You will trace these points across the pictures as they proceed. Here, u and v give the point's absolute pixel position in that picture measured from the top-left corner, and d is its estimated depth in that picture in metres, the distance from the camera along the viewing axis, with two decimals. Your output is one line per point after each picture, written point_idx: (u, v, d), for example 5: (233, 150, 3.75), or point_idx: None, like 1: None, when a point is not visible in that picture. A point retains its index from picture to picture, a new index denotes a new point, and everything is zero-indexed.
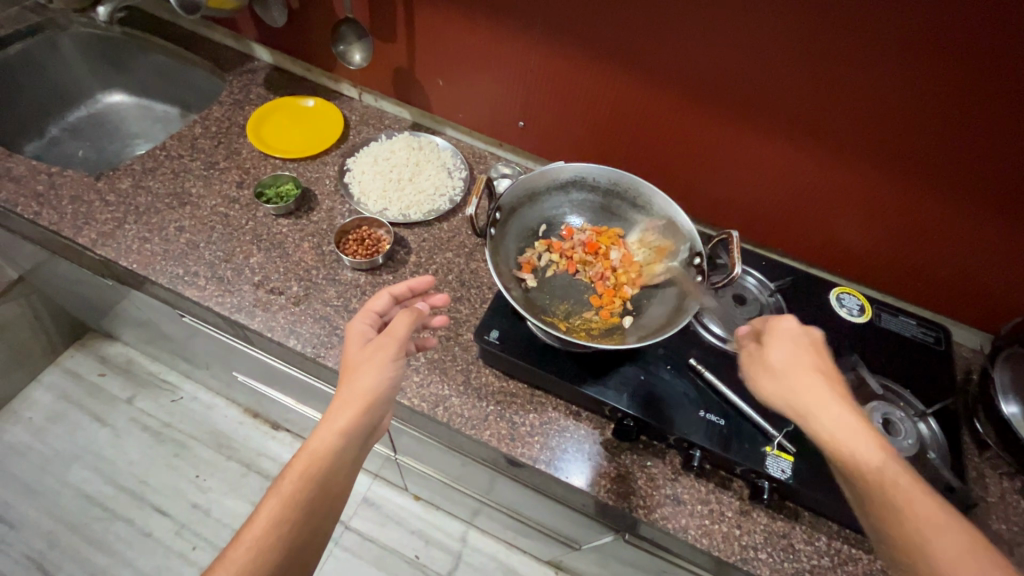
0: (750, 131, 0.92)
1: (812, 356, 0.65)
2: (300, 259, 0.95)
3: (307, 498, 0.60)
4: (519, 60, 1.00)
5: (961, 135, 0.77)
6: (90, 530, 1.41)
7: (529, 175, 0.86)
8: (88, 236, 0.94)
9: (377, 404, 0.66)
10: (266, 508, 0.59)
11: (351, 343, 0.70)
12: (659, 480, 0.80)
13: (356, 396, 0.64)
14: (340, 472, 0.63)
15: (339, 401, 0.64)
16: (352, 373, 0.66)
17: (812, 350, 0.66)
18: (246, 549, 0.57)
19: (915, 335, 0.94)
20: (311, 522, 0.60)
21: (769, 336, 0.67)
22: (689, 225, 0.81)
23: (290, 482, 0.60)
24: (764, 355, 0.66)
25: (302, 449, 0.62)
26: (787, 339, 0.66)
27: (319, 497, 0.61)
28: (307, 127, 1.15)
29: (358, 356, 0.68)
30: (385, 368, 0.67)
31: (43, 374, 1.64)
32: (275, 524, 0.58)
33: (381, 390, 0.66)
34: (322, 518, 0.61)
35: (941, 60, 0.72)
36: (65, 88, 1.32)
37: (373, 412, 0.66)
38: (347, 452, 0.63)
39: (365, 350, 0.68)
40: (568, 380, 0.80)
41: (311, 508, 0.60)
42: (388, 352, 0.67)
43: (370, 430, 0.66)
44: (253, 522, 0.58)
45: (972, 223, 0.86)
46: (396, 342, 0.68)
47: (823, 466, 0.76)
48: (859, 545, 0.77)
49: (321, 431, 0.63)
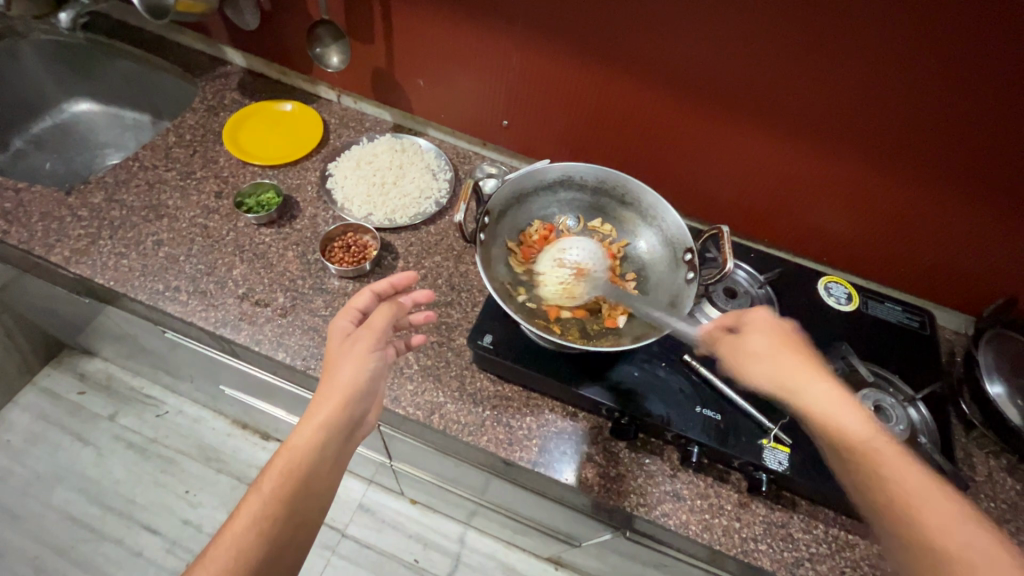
0: (733, 126, 0.92)
1: (779, 341, 0.69)
2: (285, 269, 0.93)
3: (288, 493, 0.59)
4: (501, 58, 0.99)
5: (942, 123, 0.78)
6: (78, 553, 1.37)
7: (516, 176, 0.84)
8: (61, 254, 0.90)
9: (356, 397, 0.65)
10: (248, 507, 0.58)
11: (331, 339, 0.69)
12: (658, 477, 0.80)
13: (335, 390, 0.63)
14: (322, 468, 0.62)
15: (320, 397, 0.63)
16: (331, 369, 0.65)
17: (782, 335, 0.70)
18: (226, 548, 0.56)
19: (901, 321, 0.95)
20: (294, 517, 0.59)
21: (746, 325, 0.71)
22: (679, 222, 0.81)
23: (271, 479, 0.60)
24: (744, 344, 0.69)
25: (283, 446, 0.61)
26: (765, 324, 0.70)
27: (301, 492, 0.60)
28: (285, 132, 1.12)
29: (337, 352, 0.67)
30: (363, 361, 0.66)
31: (19, 395, 1.59)
32: (255, 520, 0.58)
33: (361, 383, 0.65)
34: (306, 515, 0.60)
35: (923, 49, 0.73)
36: (28, 98, 1.26)
37: (354, 405, 0.65)
38: (327, 447, 0.62)
39: (344, 345, 0.67)
40: (564, 382, 0.80)
41: (291, 504, 0.59)
42: (366, 345, 0.66)
43: (350, 425, 0.65)
44: (234, 521, 0.58)
45: (952, 210, 0.87)
46: (374, 335, 0.67)
47: (819, 457, 0.77)
48: (855, 530, 0.78)
49: (300, 428, 0.62)
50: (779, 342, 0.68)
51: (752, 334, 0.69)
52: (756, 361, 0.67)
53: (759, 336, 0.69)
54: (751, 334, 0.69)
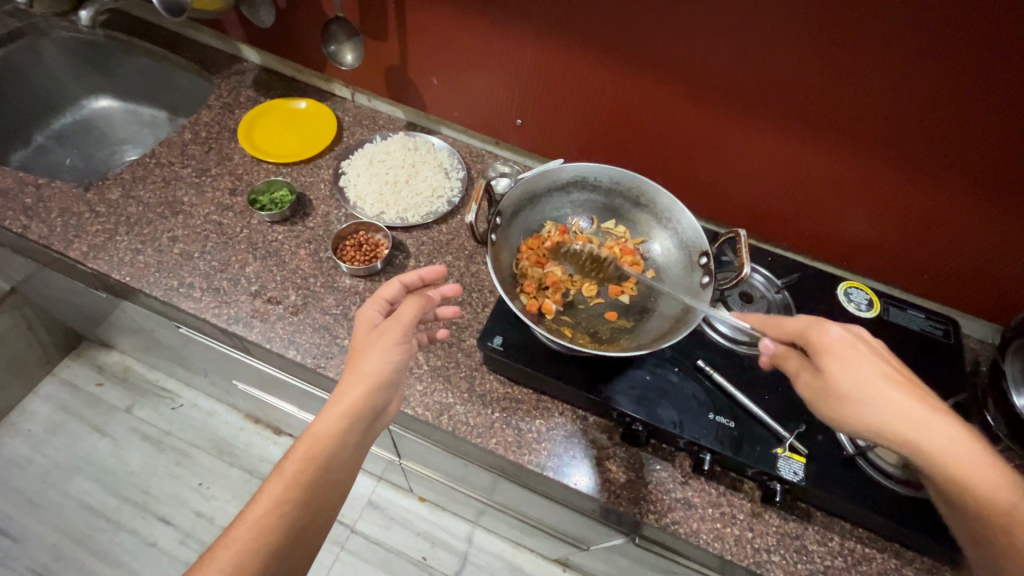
0: (751, 126, 0.90)
1: (869, 369, 0.59)
2: (297, 267, 0.93)
3: (308, 480, 0.59)
4: (515, 56, 0.98)
5: (970, 123, 0.75)
6: (94, 542, 1.40)
7: (529, 176, 0.82)
8: (79, 249, 0.91)
9: (381, 388, 0.64)
10: (268, 489, 0.59)
11: (359, 327, 0.68)
12: (669, 485, 0.78)
13: (361, 378, 0.63)
14: (343, 457, 0.62)
15: (345, 383, 0.63)
16: (358, 356, 0.65)
17: (866, 355, 0.60)
18: (246, 529, 0.56)
19: (924, 329, 0.92)
20: (311, 504, 0.59)
21: (824, 357, 0.61)
22: (694, 223, 0.79)
23: (293, 464, 0.60)
24: (835, 385, 0.59)
25: (306, 431, 0.61)
26: (853, 349, 0.60)
27: (321, 479, 0.60)
28: (299, 130, 1.12)
29: (364, 340, 0.66)
30: (389, 351, 0.65)
31: (40, 386, 1.62)
32: (275, 504, 0.58)
33: (386, 373, 0.65)
34: (325, 501, 0.60)
35: (953, 46, 0.70)
36: (50, 95, 1.28)
37: (378, 396, 0.64)
38: (350, 437, 0.62)
39: (371, 334, 0.66)
40: (575, 386, 0.79)
41: (311, 491, 0.59)
42: (393, 336, 0.66)
43: (374, 415, 0.65)
44: (255, 502, 0.58)
45: (979, 215, 0.84)
46: (401, 327, 0.67)
47: (835, 467, 0.75)
48: (873, 544, 0.76)
49: (324, 415, 0.61)
50: (876, 369, 0.59)
51: (842, 370, 0.59)
52: (863, 404, 0.57)
53: (852, 367, 0.59)
54: (848, 369, 0.59)
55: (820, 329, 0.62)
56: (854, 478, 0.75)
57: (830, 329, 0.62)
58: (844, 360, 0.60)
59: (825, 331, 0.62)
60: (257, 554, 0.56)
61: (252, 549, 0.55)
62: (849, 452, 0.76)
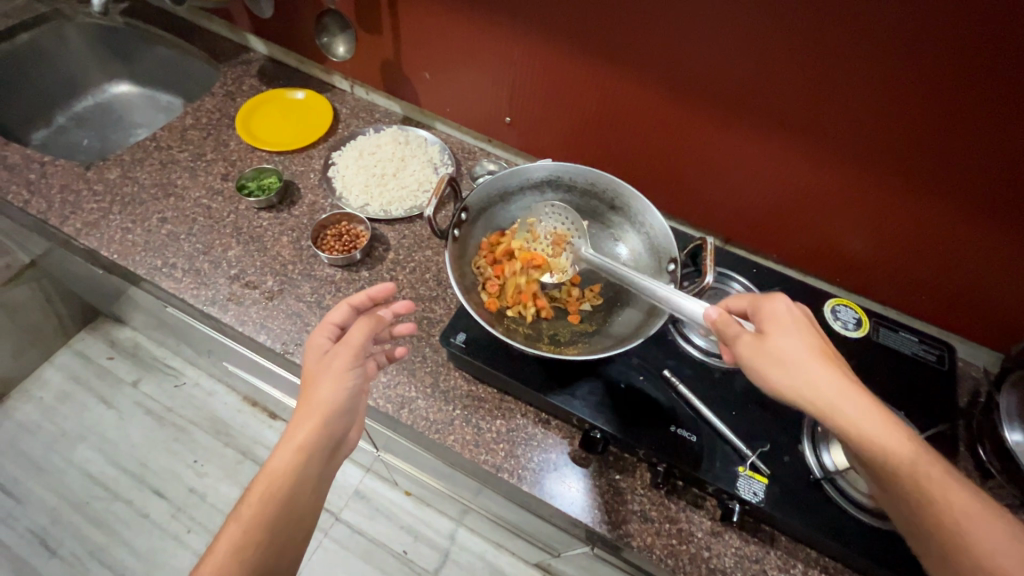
0: (738, 132, 0.87)
1: (808, 340, 0.59)
2: (278, 254, 0.95)
3: (267, 520, 0.60)
4: (504, 53, 0.97)
5: (964, 137, 0.71)
6: (91, 509, 1.46)
7: (501, 172, 0.81)
8: (73, 225, 0.95)
9: (337, 416, 0.65)
10: (227, 535, 0.59)
11: (309, 356, 0.68)
12: (627, 496, 0.76)
13: (315, 410, 0.63)
14: (302, 491, 0.62)
15: (298, 418, 0.63)
16: (310, 387, 0.66)
17: (808, 331, 0.60)
18: None
19: (916, 353, 0.87)
20: (272, 544, 0.60)
21: (770, 324, 0.60)
22: (665, 228, 0.77)
23: (251, 507, 0.60)
24: (772, 348, 0.58)
25: (262, 470, 0.62)
26: (796, 324, 0.60)
27: (281, 517, 0.61)
28: (296, 119, 1.14)
29: (315, 369, 0.67)
30: (342, 379, 0.66)
31: (55, 355, 1.70)
32: (236, 550, 0.58)
33: (341, 401, 0.65)
34: (288, 538, 0.62)
35: (940, 56, 0.66)
36: (72, 78, 1.34)
37: (334, 423, 0.65)
38: (307, 469, 0.63)
39: (322, 362, 0.67)
40: (534, 388, 0.77)
41: (271, 531, 0.60)
42: (344, 363, 0.66)
43: (332, 444, 0.65)
44: (216, 550, 0.59)
45: (976, 236, 0.80)
46: (352, 350, 0.67)
47: (800, 491, 0.72)
48: (838, 574, 0.72)
49: (279, 451, 0.62)
50: (812, 344, 0.58)
51: (782, 337, 0.58)
52: (797, 368, 0.56)
53: (785, 336, 0.58)
54: (781, 336, 0.58)
55: (768, 301, 0.62)
56: (819, 503, 0.71)
57: (780, 302, 0.62)
58: (786, 332, 0.59)
59: (775, 303, 0.62)
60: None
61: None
62: (816, 476, 0.73)
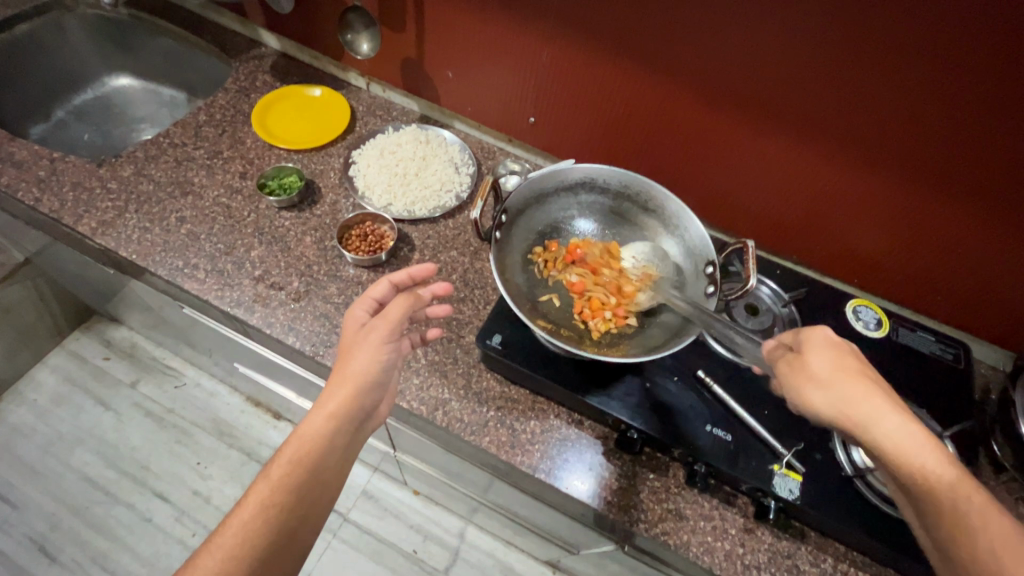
0: (759, 134, 0.88)
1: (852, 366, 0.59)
2: (302, 254, 0.93)
3: (295, 482, 0.59)
4: (530, 51, 0.97)
5: (983, 142, 0.73)
6: (91, 514, 1.42)
7: (538, 175, 0.84)
8: (88, 224, 0.92)
9: (369, 388, 0.64)
10: (254, 492, 0.58)
11: (346, 329, 0.67)
12: (661, 494, 0.77)
13: (349, 379, 0.62)
14: (330, 457, 0.61)
15: (331, 385, 0.62)
16: (345, 356, 0.64)
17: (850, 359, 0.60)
18: (234, 536, 0.55)
19: (934, 352, 0.90)
20: (298, 507, 0.59)
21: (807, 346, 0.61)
22: (702, 233, 0.79)
23: (279, 467, 0.59)
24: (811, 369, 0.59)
25: (294, 433, 0.61)
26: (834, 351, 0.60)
27: (309, 482, 0.59)
28: (312, 116, 1.12)
29: (352, 340, 0.65)
30: (378, 351, 0.64)
31: (48, 356, 1.64)
32: (262, 508, 0.57)
33: (374, 374, 0.64)
34: (313, 505, 0.60)
35: (974, 68, 0.68)
36: (71, 71, 1.30)
37: (365, 396, 0.64)
38: (337, 437, 0.61)
39: (358, 334, 0.65)
40: (571, 390, 0.78)
41: (298, 494, 0.59)
42: (381, 336, 0.64)
43: (361, 417, 0.64)
44: (240, 508, 0.57)
45: (991, 237, 0.82)
46: (390, 325, 0.65)
47: (834, 489, 0.74)
48: (867, 569, 0.74)
49: (311, 417, 0.61)
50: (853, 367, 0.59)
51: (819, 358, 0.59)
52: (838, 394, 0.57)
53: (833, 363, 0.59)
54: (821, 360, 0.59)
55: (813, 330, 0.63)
56: (851, 500, 0.73)
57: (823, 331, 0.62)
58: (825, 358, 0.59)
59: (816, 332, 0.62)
60: (244, 562, 0.55)
61: (239, 552, 0.55)
62: (848, 473, 0.74)
